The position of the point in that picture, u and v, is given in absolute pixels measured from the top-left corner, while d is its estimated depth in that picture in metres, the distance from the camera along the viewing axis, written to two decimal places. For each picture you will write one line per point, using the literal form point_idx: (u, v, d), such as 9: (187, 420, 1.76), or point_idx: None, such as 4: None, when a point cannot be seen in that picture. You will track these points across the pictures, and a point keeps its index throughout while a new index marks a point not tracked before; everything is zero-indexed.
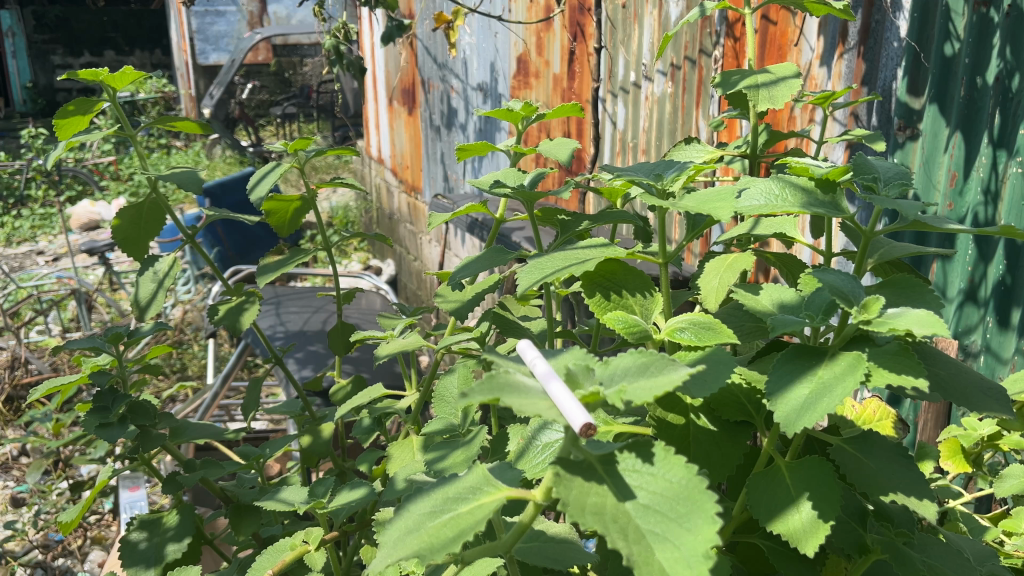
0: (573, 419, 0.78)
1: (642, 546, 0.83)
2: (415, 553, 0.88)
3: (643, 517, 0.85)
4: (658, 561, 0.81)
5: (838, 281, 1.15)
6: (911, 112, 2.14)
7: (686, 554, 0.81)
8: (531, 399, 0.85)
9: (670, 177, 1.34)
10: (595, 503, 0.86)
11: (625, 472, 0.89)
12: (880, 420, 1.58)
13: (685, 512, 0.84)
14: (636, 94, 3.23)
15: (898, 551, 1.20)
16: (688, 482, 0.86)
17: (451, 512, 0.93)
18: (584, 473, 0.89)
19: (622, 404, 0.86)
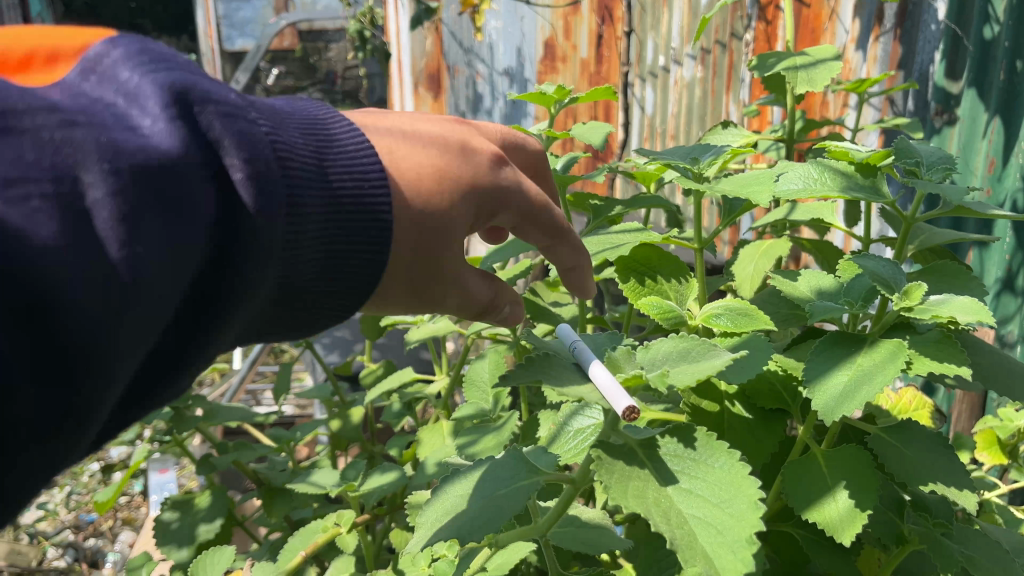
0: (615, 403, 0.82)
1: (685, 530, 0.82)
2: (454, 534, 0.88)
3: (686, 502, 0.85)
4: (702, 545, 0.80)
5: (879, 267, 1.13)
6: (950, 96, 2.03)
7: (730, 539, 0.80)
8: (573, 383, 0.89)
9: (706, 161, 1.33)
10: (637, 486, 0.86)
11: (666, 457, 0.90)
12: (916, 410, 1.57)
13: (728, 497, 0.83)
14: (666, 79, 3.20)
15: (937, 541, 1.18)
16: (730, 467, 0.86)
17: (489, 494, 0.94)
18: (625, 458, 0.90)
19: (665, 387, 0.85)
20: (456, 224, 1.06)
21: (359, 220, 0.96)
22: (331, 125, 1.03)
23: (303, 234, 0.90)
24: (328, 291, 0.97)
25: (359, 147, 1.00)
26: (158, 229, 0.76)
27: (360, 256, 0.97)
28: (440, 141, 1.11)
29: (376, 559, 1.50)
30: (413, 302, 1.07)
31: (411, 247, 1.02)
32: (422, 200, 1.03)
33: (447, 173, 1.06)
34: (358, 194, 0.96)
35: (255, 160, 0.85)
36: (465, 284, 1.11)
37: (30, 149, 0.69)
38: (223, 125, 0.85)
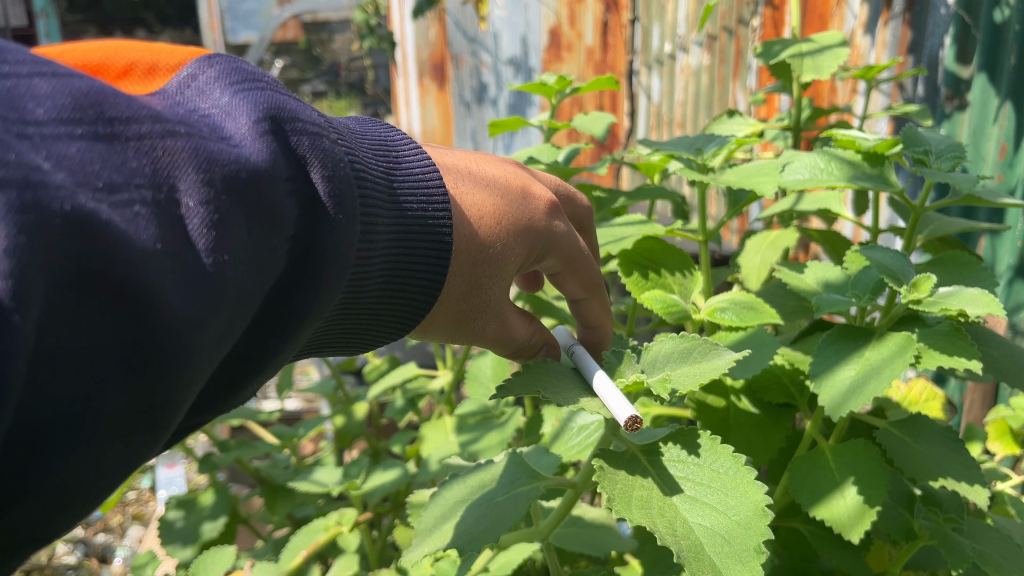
0: (620, 413, 0.79)
1: (690, 540, 0.80)
2: (454, 545, 0.86)
3: (691, 511, 0.83)
4: (709, 556, 0.78)
5: (887, 258, 1.10)
6: (960, 81, 1.98)
7: (737, 548, 0.78)
8: (570, 394, 0.86)
9: (710, 152, 1.30)
10: (640, 498, 0.84)
11: (671, 463, 0.89)
12: (926, 401, 1.54)
13: (734, 505, 0.81)
14: (672, 66, 3.16)
15: (947, 536, 1.15)
16: (735, 473, 0.83)
17: (491, 501, 0.92)
18: (628, 466, 0.89)
19: (665, 392, 0.83)
20: (508, 265, 0.99)
21: (420, 248, 0.90)
22: (397, 145, 0.98)
23: (371, 258, 0.85)
24: (375, 312, 0.91)
25: (427, 172, 0.95)
26: (246, 242, 0.70)
27: (410, 281, 0.91)
28: (502, 175, 1.05)
29: (379, 557, 1.49)
30: (446, 329, 1.01)
31: (458, 279, 0.96)
32: (475, 234, 0.96)
33: (507, 211, 1.00)
34: (421, 221, 0.90)
35: (338, 179, 0.79)
36: (506, 324, 1.03)
37: (131, 153, 0.64)
38: (311, 143, 0.79)
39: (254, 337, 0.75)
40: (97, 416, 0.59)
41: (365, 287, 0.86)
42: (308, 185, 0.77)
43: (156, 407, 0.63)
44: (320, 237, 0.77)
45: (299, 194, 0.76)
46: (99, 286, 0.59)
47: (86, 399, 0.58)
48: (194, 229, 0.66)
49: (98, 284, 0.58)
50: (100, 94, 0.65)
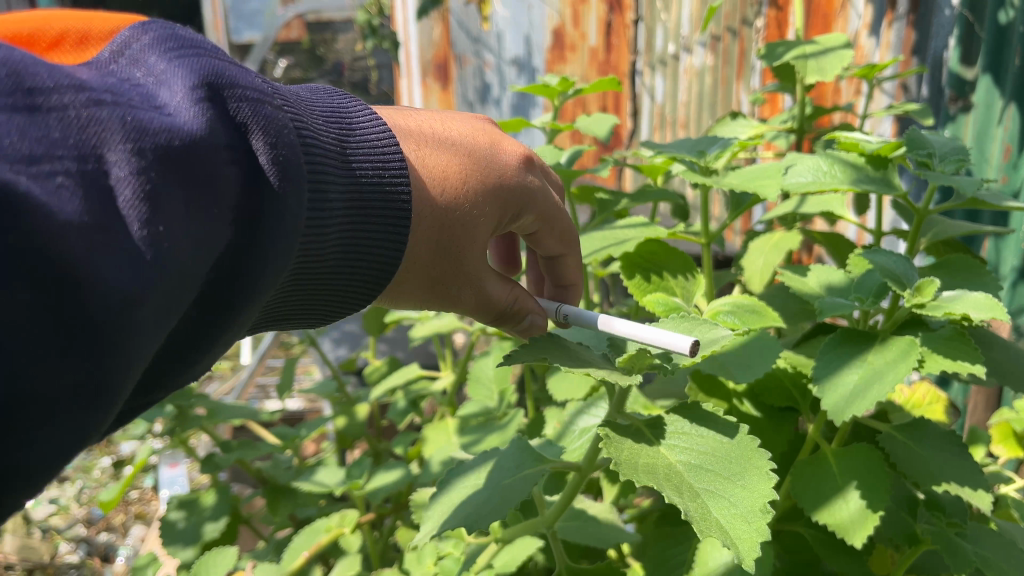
0: (678, 342, 0.86)
1: (697, 502, 0.81)
2: (462, 523, 0.88)
3: (698, 479, 0.84)
4: (716, 518, 0.79)
5: (890, 262, 1.09)
6: (964, 83, 1.97)
7: (745, 510, 0.79)
8: (582, 359, 0.89)
9: (713, 154, 1.30)
10: (648, 463, 0.85)
11: (675, 435, 0.91)
12: (930, 404, 1.54)
13: (740, 472, 0.84)
14: (676, 67, 3.16)
15: (950, 541, 1.14)
16: (739, 443, 0.87)
17: (498, 483, 0.94)
18: (634, 436, 0.91)
19: (676, 358, 0.88)
20: (482, 225, 1.02)
21: (376, 216, 0.92)
22: (351, 113, 0.99)
23: (325, 226, 0.86)
24: (335, 280, 0.93)
25: (383, 138, 0.97)
26: (183, 213, 0.70)
27: (368, 248, 0.93)
28: (464, 138, 1.07)
29: (381, 558, 1.49)
30: (425, 297, 1.04)
31: (427, 247, 1.00)
32: (440, 199, 0.99)
33: (471, 174, 1.02)
34: (374, 190, 0.92)
35: (280, 147, 0.80)
36: (484, 290, 1.06)
37: (55, 124, 0.64)
38: (251, 110, 0.80)
39: (202, 309, 0.76)
40: (30, 398, 0.58)
41: (320, 255, 0.88)
42: (249, 153, 0.78)
43: (100, 387, 0.62)
44: (265, 205, 0.78)
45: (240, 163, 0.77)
46: (26, 261, 0.58)
47: (20, 376, 0.57)
48: (126, 204, 0.66)
49: (24, 262, 0.58)
50: (19, 64, 0.65)
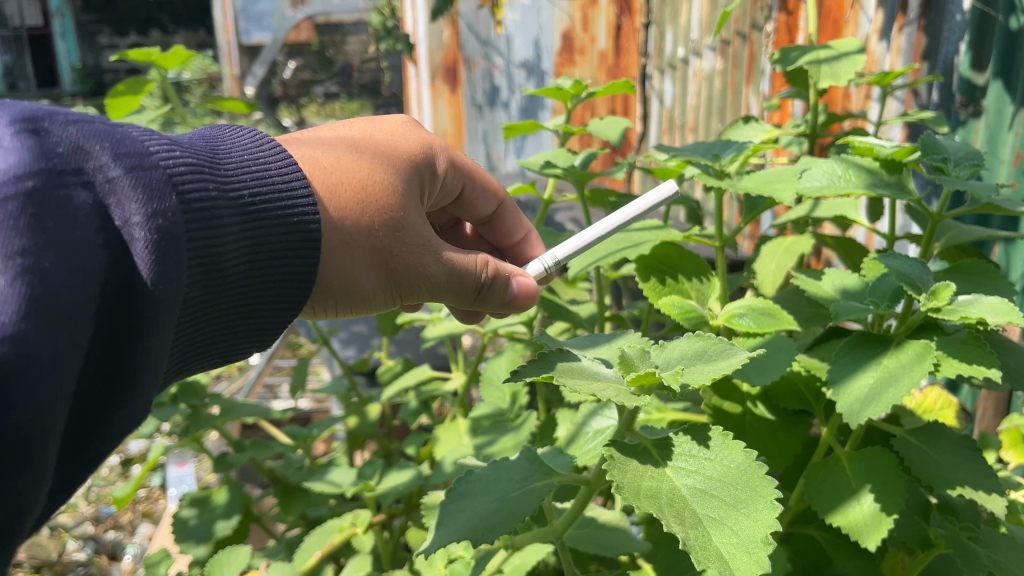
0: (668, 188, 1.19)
1: (697, 531, 0.80)
2: (466, 537, 0.88)
3: (701, 503, 0.83)
4: (716, 546, 0.78)
5: (905, 266, 1.10)
6: (975, 88, 1.97)
7: (745, 540, 0.78)
8: (583, 381, 0.85)
9: (727, 158, 1.30)
10: (649, 487, 0.84)
11: (681, 456, 0.88)
12: (941, 410, 1.54)
13: (745, 498, 0.81)
14: (685, 70, 3.17)
15: (962, 545, 1.14)
16: (746, 467, 0.84)
17: (504, 496, 0.94)
18: (639, 457, 0.89)
19: (679, 385, 0.83)
20: (406, 196, 1.09)
21: (271, 214, 0.94)
22: (221, 142, 1.01)
23: (218, 229, 0.88)
24: (258, 287, 0.95)
25: (263, 150, 1.00)
26: (47, 246, 0.72)
27: (283, 244, 0.95)
28: (345, 138, 1.13)
29: (392, 558, 1.49)
30: (392, 279, 1.07)
31: (370, 226, 1.04)
32: (351, 182, 1.04)
33: (363, 158, 1.08)
34: (257, 189, 0.94)
35: (127, 160, 0.81)
36: (438, 255, 1.10)
37: None
38: (83, 132, 0.81)
39: (109, 337, 0.78)
40: None
41: (228, 262, 0.89)
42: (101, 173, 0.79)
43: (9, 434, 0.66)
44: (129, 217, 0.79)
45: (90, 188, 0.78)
46: None
47: None
48: None
49: None
50: None
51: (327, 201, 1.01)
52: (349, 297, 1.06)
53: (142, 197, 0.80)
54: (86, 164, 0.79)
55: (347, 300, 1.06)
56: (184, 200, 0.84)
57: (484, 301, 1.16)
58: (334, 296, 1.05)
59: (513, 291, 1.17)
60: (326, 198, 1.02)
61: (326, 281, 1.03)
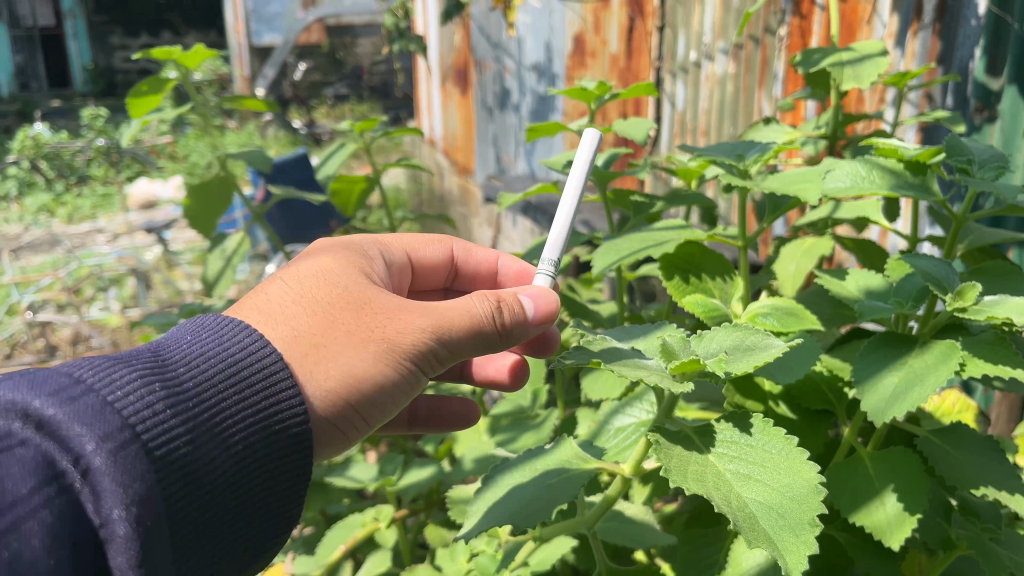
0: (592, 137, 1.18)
1: (745, 512, 0.84)
2: (508, 521, 0.96)
3: (746, 488, 0.88)
4: (763, 527, 0.82)
5: (931, 266, 1.10)
6: (990, 93, 1.92)
7: (792, 523, 0.82)
8: (630, 369, 0.89)
9: (751, 159, 1.31)
10: (696, 471, 0.89)
11: (723, 443, 0.94)
12: (960, 412, 1.54)
13: (788, 483, 0.86)
14: (697, 75, 3.03)
15: (986, 547, 1.14)
16: (788, 454, 0.89)
17: (547, 481, 1.02)
18: (683, 444, 0.94)
19: (723, 372, 0.88)
20: (366, 289, 0.98)
21: (241, 394, 0.87)
22: (200, 322, 0.94)
23: (184, 429, 0.81)
24: (270, 466, 0.88)
25: (219, 325, 0.92)
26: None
27: (268, 409, 0.88)
28: (285, 268, 1.02)
29: (412, 555, 1.50)
30: (398, 352, 0.94)
31: (347, 331, 0.93)
32: (295, 297, 0.96)
33: (297, 270, 0.99)
34: (222, 367, 0.88)
35: (58, 395, 0.77)
36: (424, 307, 0.97)
37: None
38: (26, 392, 0.78)
39: None
40: None
41: (216, 454, 0.84)
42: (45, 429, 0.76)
43: None
44: (79, 465, 0.75)
45: (25, 447, 0.75)
46: None
47: None
48: None
49: None
50: None
51: (279, 325, 0.93)
52: (370, 400, 0.94)
53: (80, 429, 0.76)
54: (16, 423, 0.76)
55: (367, 399, 0.94)
56: (135, 413, 0.79)
57: (514, 336, 1.02)
58: (351, 400, 0.92)
59: (530, 308, 1.03)
60: (277, 323, 0.94)
61: (327, 387, 0.91)
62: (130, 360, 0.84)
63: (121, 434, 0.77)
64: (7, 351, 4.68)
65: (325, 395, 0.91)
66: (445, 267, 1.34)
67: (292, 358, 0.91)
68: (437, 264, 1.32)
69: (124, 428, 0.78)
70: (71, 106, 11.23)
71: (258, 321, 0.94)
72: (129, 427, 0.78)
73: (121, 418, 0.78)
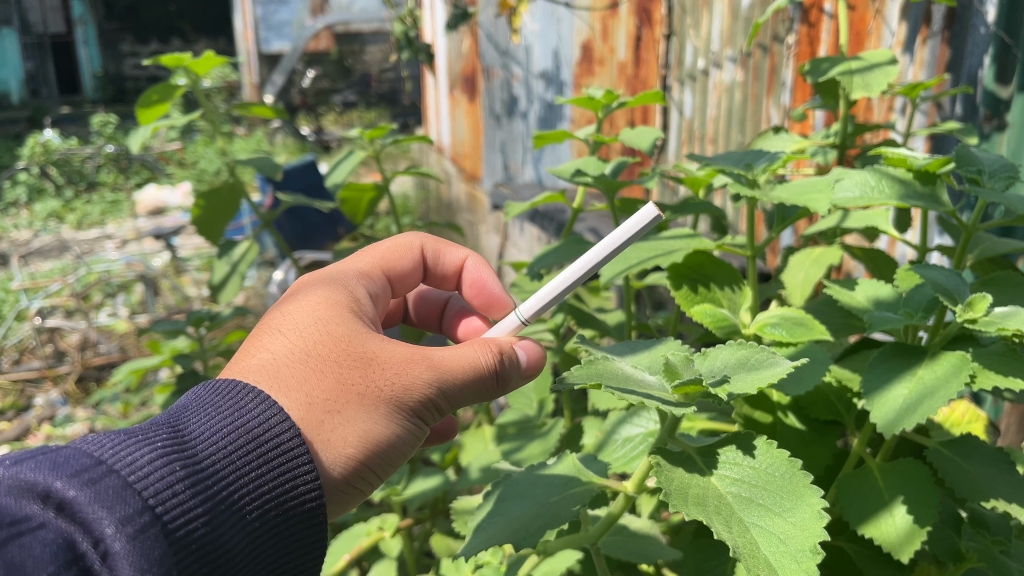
0: (648, 212, 1.04)
1: (746, 538, 0.85)
2: (508, 540, 0.97)
3: (748, 512, 0.88)
4: (763, 554, 0.83)
5: (941, 277, 1.09)
6: (999, 102, 1.89)
7: (793, 549, 0.82)
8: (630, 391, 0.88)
9: (760, 168, 1.32)
10: (696, 494, 0.89)
11: (726, 464, 0.94)
12: (969, 423, 1.54)
13: (790, 507, 0.86)
14: (705, 82, 3.01)
15: (994, 558, 1.13)
16: (790, 477, 0.88)
17: (546, 498, 1.02)
18: (685, 465, 0.95)
19: (724, 396, 0.88)
20: (368, 337, 0.97)
21: (258, 465, 0.87)
22: (201, 392, 0.93)
23: (202, 510, 0.83)
24: (287, 536, 0.89)
25: (223, 391, 0.92)
26: None
27: (285, 483, 0.88)
28: (273, 323, 0.99)
29: (418, 565, 1.49)
30: (407, 409, 0.94)
31: (362, 388, 0.92)
32: (302, 357, 0.93)
33: (298, 330, 0.96)
34: (240, 443, 0.87)
35: (79, 477, 0.80)
36: (431, 357, 0.97)
37: None
38: (49, 474, 0.80)
39: None
40: None
41: (234, 533, 0.84)
42: (64, 509, 0.78)
43: None
44: (96, 543, 0.77)
45: (47, 528, 0.77)
46: None
47: None
48: None
49: None
50: None
51: (292, 392, 0.91)
52: (385, 456, 0.94)
53: (101, 512, 0.78)
54: (37, 505, 0.79)
55: (379, 460, 0.95)
56: (155, 494, 0.81)
57: (512, 380, 1.04)
58: (364, 462, 0.93)
59: (524, 359, 1.05)
60: (289, 388, 0.91)
61: (347, 453, 0.91)
62: (151, 440, 0.85)
63: (141, 516, 0.79)
64: (15, 356, 4.71)
65: (343, 461, 0.91)
66: (418, 268, 1.32)
67: (310, 428, 0.90)
68: (411, 271, 1.30)
69: (144, 511, 0.79)
70: (80, 112, 11.23)
71: (268, 388, 0.91)
72: (149, 509, 0.80)
73: (141, 500, 0.80)
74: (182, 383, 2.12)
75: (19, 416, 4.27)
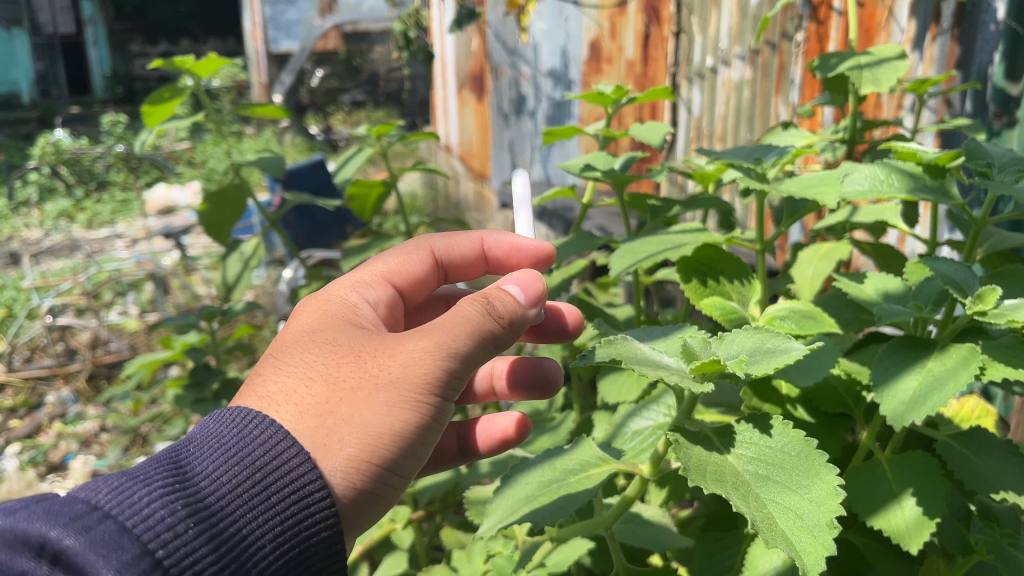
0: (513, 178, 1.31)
1: (763, 512, 0.85)
2: (530, 518, 0.98)
3: (765, 490, 0.88)
4: (781, 528, 0.83)
5: (951, 269, 1.10)
6: (1010, 98, 1.87)
7: (811, 523, 0.82)
8: (652, 369, 0.90)
9: (769, 161, 1.32)
10: (713, 470, 0.90)
11: (742, 445, 0.94)
12: (979, 417, 1.54)
13: (806, 484, 0.86)
14: (713, 80, 3.01)
15: (1004, 551, 1.13)
16: (807, 456, 0.89)
17: (562, 482, 1.03)
18: (703, 443, 0.95)
19: (742, 373, 0.89)
20: (355, 339, 0.98)
21: (262, 496, 0.87)
22: (205, 426, 0.94)
23: (208, 549, 0.82)
24: (303, 557, 0.88)
25: (222, 422, 0.93)
26: None
27: (294, 505, 0.87)
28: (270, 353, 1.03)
29: (427, 557, 1.51)
30: (409, 390, 0.92)
31: (352, 382, 0.92)
32: (292, 373, 0.96)
33: (287, 350, 1.00)
34: (244, 476, 0.87)
35: (74, 525, 0.80)
36: (422, 332, 0.96)
37: None
38: (45, 525, 0.80)
39: None
40: None
41: (246, 568, 0.84)
42: (61, 559, 0.79)
43: None
44: None
45: None
46: None
47: None
48: None
49: None
50: None
51: (284, 407, 0.92)
52: (398, 444, 0.92)
53: (97, 559, 0.78)
54: (34, 558, 0.79)
55: (395, 450, 0.92)
56: (156, 537, 0.81)
57: (517, 326, 1.01)
58: (378, 454, 0.91)
59: (522, 293, 1.03)
60: (280, 405, 0.93)
61: (354, 450, 0.89)
62: (151, 479, 0.85)
63: (141, 561, 0.79)
64: (27, 354, 4.73)
65: (352, 459, 0.89)
66: (430, 273, 1.30)
67: (305, 435, 0.90)
68: (423, 276, 1.28)
69: (144, 556, 0.79)
70: (90, 113, 11.27)
71: (264, 408, 0.93)
72: (149, 554, 0.80)
73: (140, 545, 0.80)
74: (194, 377, 2.13)
75: (30, 413, 4.30)
